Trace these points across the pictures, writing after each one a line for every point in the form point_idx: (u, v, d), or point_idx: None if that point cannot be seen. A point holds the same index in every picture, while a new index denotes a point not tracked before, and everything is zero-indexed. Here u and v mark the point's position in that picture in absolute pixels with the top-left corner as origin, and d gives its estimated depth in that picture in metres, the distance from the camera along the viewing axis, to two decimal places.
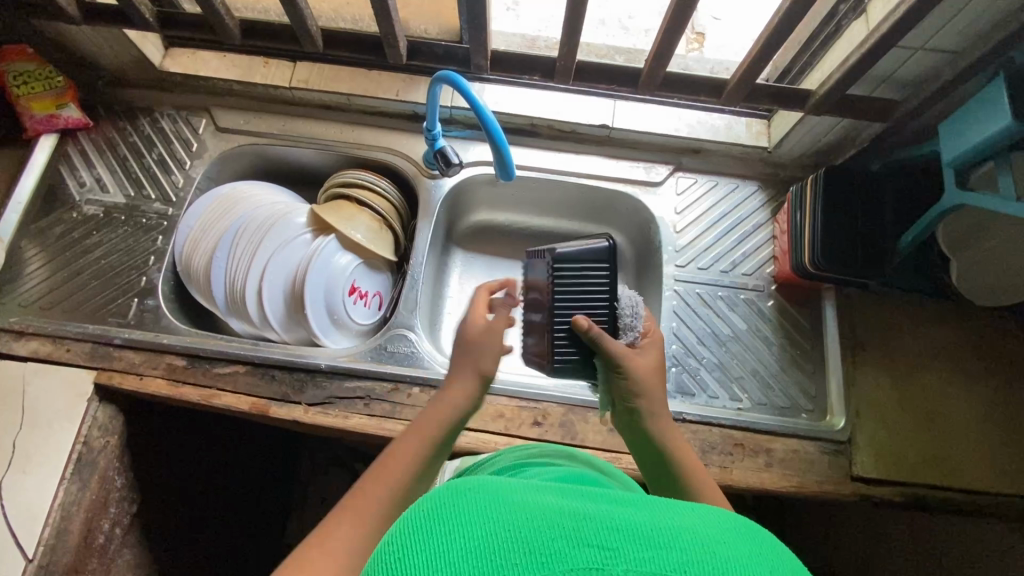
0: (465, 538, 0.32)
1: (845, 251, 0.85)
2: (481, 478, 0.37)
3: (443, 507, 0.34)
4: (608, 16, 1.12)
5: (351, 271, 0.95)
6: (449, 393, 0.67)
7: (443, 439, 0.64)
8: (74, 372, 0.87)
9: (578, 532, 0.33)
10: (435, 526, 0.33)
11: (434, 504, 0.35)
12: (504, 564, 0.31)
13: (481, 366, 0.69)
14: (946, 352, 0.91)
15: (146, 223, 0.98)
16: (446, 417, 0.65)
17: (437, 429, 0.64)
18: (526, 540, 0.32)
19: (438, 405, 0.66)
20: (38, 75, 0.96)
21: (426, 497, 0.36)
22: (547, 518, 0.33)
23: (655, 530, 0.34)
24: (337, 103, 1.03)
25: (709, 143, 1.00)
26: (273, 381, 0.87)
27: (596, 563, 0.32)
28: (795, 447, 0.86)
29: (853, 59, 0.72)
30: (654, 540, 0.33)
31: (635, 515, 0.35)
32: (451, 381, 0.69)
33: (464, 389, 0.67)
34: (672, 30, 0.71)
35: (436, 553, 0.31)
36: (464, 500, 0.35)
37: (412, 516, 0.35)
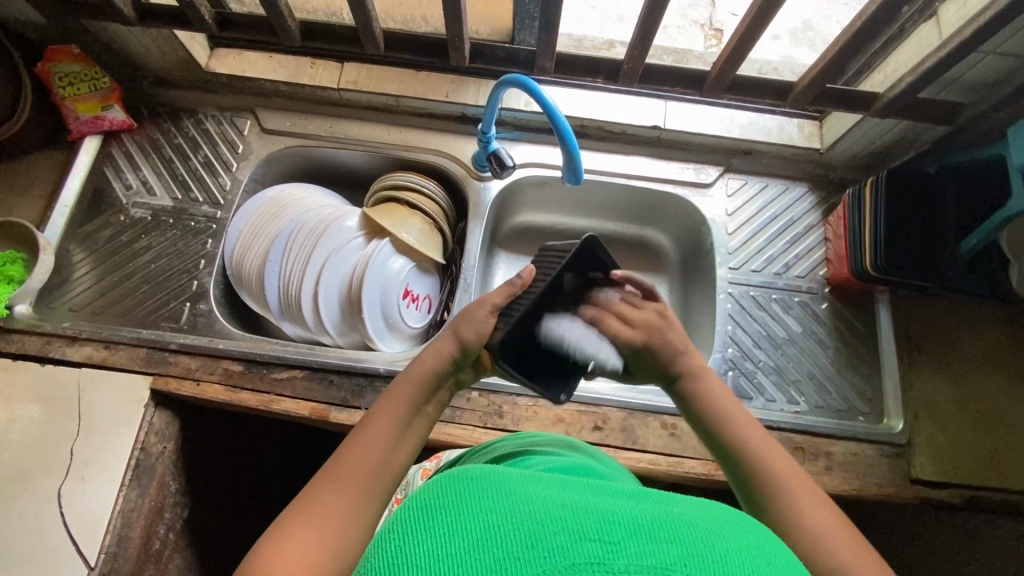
0: (465, 531, 0.33)
1: (905, 255, 0.85)
2: (484, 473, 0.38)
3: (448, 497, 0.36)
4: (624, 12, 1.13)
5: (404, 275, 0.95)
6: (423, 356, 0.59)
7: (424, 408, 0.58)
8: (129, 378, 0.86)
9: (579, 526, 0.33)
10: (439, 515, 0.35)
11: (438, 496, 0.36)
12: (504, 557, 0.32)
13: (463, 333, 0.59)
14: (1001, 354, 0.91)
15: (195, 226, 0.97)
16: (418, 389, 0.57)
17: (416, 395, 0.57)
18: (527, 531, 0.33)
19: (415, 368, 0.59)
20: (83, 76, 0.95)
21: (429, 491, 0.38)
22: (546, 512, 0.34)
23: (656, 524, 0.34)
24: (384, 105, 1.02)
25: (760, 144, 0.99)
26: (331, 386, 0.87)
27: (597, 558, 0.32)
28: (855, 451, 0.86)
29: (929, 64, 0.72)
30: (655, 534, 0.33)
31: (637, 509, 0.35)
32: (432, 343, 0.60)
33: (437, 351, 0.59)
34: (748, 35, 0.70)
35: (440, 541, 0.33)
36: (469, 492, 0.36)
37: (417, 506, 0.36)
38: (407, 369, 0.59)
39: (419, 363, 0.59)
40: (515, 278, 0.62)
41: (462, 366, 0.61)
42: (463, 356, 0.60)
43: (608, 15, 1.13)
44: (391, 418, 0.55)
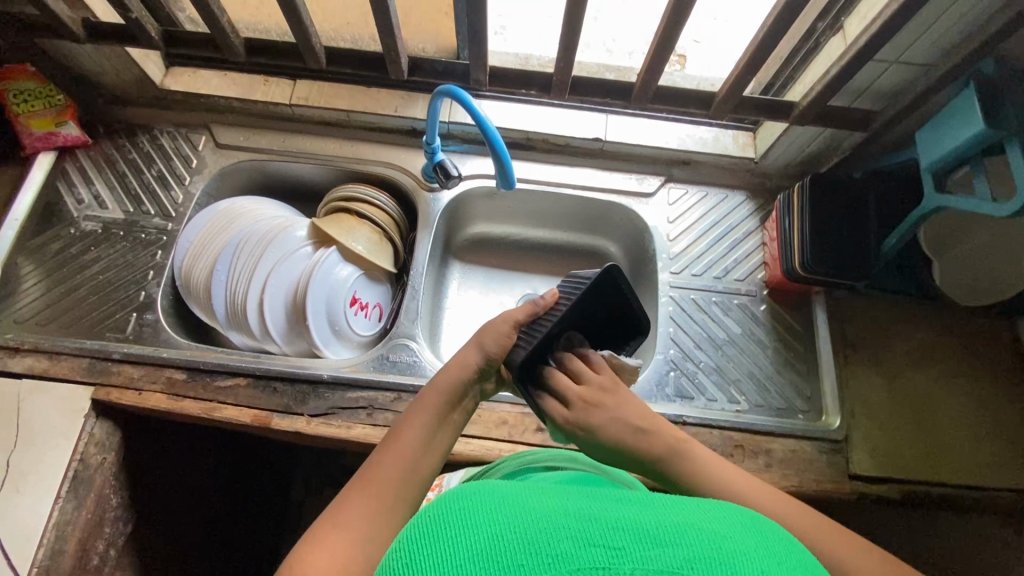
0: (471, 541, 0.34)
1: (832, 255, 0.88)
2: (488, 487, 0.39)
3: (451, 511, 0.37)
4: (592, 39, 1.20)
5: (351, 283, 0.96)
6: (448, 366, 0.61)
7: (452, 415, 0.58)
8: (70, 388, 0.86)
9: (583, 532, 0.34)
10: (445, 528, 0.36)
11: (443, 511, 0.37)
12: (511, 564, 0.32)
13: (487, 345, 0.62)
14: (933, 351, 0.94)
15: (145, 238, 0.99)
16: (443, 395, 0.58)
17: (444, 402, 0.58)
18: (532, 538, 0.34)
19: (442, 376, 0.60)
20: (39, 93, 0.97)
21: (434, 506, 0.39)
22: (550, 521, 0.35)
23: (659, 529, 0.35)
24: (335, 120, 1.05)
25: (698, 154, 1.03)
26: (274, 393, 0.87)
27: (602, 563, 0.33)
28: (794, 448, 0.88)
29: (833, 72, 0.76)
30: (657, 538, 0.34)
31: (639, 515, 0.37)
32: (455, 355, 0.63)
33: (463, 360, 0.61)
34: (663, 47, 0.75)
35: (446, 554, 0.34)
36: (471, 505, 0.37)
37: (421, 522, 0.37)
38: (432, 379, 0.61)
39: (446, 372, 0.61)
40: (538, 299, 0.69)
41: (485, 377, 0.63)
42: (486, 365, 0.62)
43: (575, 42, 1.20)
44: (422, 422, 0.56)
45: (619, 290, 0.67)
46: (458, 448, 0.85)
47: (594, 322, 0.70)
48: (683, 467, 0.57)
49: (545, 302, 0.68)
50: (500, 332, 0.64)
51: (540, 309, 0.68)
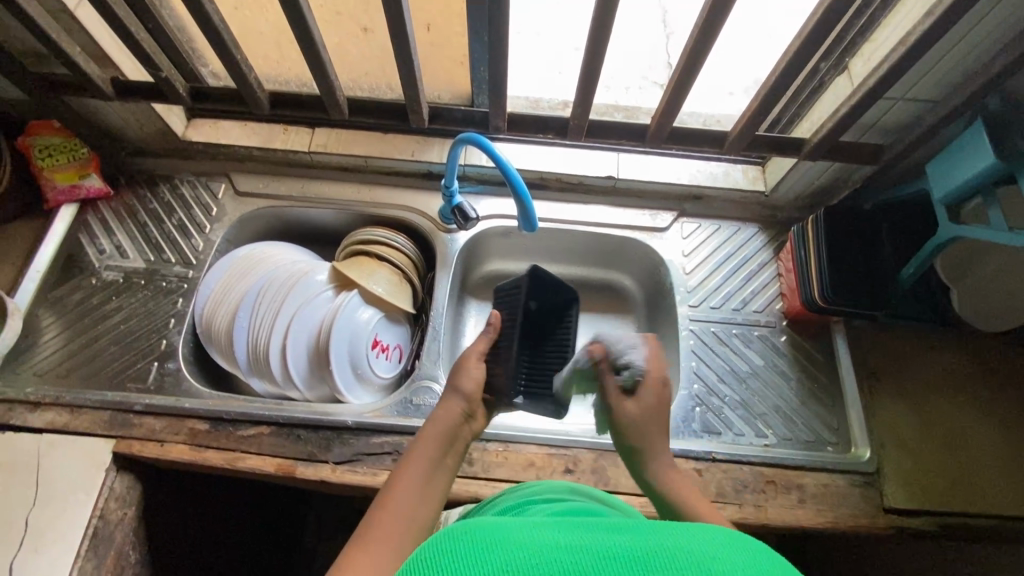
0: None
1: (851, 286, 0.89)
2: (478, 524, 0.39)
3: (441, 556, 0.36)
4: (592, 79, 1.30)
5: (372, 326, 0.96)
6: (435, 416, 0.64)
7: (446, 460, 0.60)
8: (91, 442, 0.84)
9: (576, 567, 0.34)
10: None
11: (433, 556, 0.36)
12: None
13: (463, 386, 0.67)
14: (956, 378, 0.94)
15: (166, 287, 0.99)
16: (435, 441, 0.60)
17: (436, 447, 0.60)
18: None
19: (431, 423, 0.63)
20: (63, 147, 0.99)
21: (424, 551, 0.38)
22: (543, 557, 0.35)
23: (655, 556, 0.35)
24: (353, 165, 1.07)
25: (709, 189, 1.05)
26: (298, 441, 0.86)
27: None
28: (826, 482, 0.87)
29: (844, 111, 0.78)
30: (652, 567, 0.34)
31: (632, 543, 0.36)
32: (440, 403, 0.66)
33: (448, 408, 0.65)
34: (677, 92, 0.77)
35: None
36: (463, 547, 0.36)
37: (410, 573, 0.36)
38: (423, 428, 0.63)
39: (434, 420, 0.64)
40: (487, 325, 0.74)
41: (472, 417, 0.66)
42: (470, 406, 0.66)
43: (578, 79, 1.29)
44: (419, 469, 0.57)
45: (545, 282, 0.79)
46: (486, 493, 0.83)
47: (534, 323, 0.81)
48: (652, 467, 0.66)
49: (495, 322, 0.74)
50: (474, 370, 0.69)
51: (493, 330, 0.74)
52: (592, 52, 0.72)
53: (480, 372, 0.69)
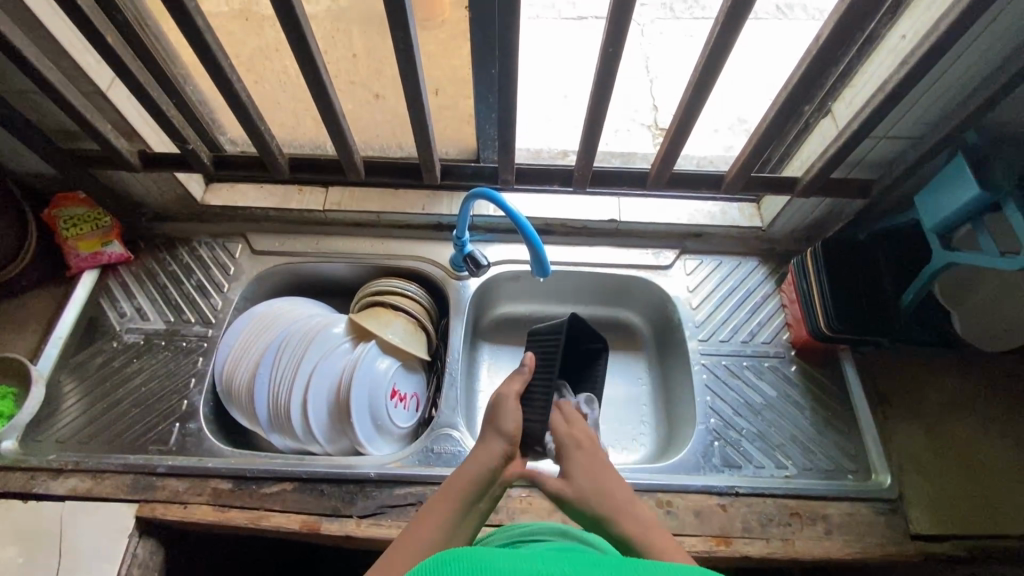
0: None
1: (855, 314, 0.92)
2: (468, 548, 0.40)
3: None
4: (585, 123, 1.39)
5: (390, 375, 0.98)
6: (474, 455, 0.67)
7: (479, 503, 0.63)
8: (114, 507, 0.84)
9: None
10: None
11: None
12: None
13: (503, 425, 0.70)
14: (965, 399, 0.96)
15: (186, 346, 1.01)
16: (473, 480, 0.63)
17: (473, 490, 0.62)
18: None
19: (470, 463, 0.66)
20: (87, 218, 1.04)
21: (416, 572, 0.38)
22: None
23: None
24: (366, 221, 1.11)
25: (708, 227, 1.10)
26: (322, 495, 0.86)
27: None
28: (851, 511, 0.88)
29: (832, 151, 0.83)
30: None
31: None
32: (482, 445, 0.69)
33: (490, 448, 0.68)
34: (674, 141, 0.82)
35: None
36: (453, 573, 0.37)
37: None
38: (462, 465, 0.66)
39: (475, 459, 0.66)
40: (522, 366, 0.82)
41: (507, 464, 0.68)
42: (511, 450, 0.69)
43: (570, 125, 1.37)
44: (451, 507, 0.60)
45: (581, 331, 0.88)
46: None
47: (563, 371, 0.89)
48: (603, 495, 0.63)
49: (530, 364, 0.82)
50: (514, 413, 0.72)
51: (528, 372, 0.82)
52: (595, 110, 0.77)
53: (520, 413, 0.73)
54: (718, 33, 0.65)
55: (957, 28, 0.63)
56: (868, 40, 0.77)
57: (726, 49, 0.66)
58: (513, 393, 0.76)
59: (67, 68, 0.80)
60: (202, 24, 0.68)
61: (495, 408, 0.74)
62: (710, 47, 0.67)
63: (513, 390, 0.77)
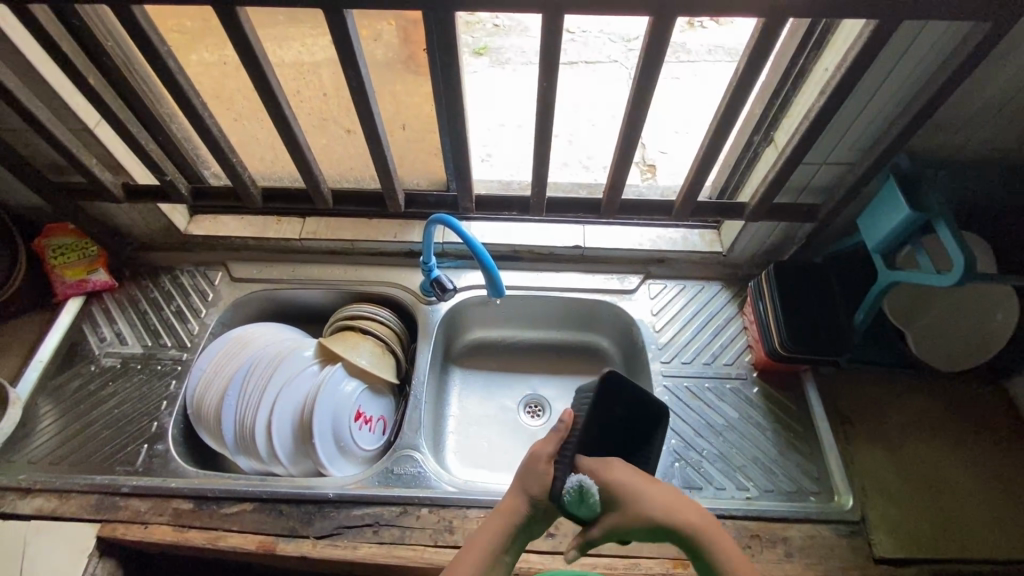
0: None
1: (808, 334, 0.94)
2: None
3: None
4: (569, 159, 1.48)
5: (356, 398, 1.00)
6: (501, 507, 0.66)
7: (502, 556, 0.65)
8: (76, 527, 0.87)
9: None
10: None
11: None
12: None
13: (533, 488, 0.65)
14: (928, 420, 0.97)
15: (160, 369, 1.04)
16: (498, 536, 0.64)
17: (497, 545, 0.64)
18: None
19: (498, 516, 0.65)
20: (74, 247, 1.10)
21: None
22: None
23: None
24: (341, 249, 1.16)
25: (671, 253, 1.13)
26: (280, 516, 0.87)
27: None
28: (811, 533, 0.87)
29: (771, 177, 0.87)
30: None
31: None
32: (508, 492, 0.67)
33: (516, 504, 0.65)
34: (620, 169, 0.86)
35: None
36: None
37: None
38: (492, 513, 0.66)
39: (502, 512, 0.66)
40: (559, 423, 0.66)
41: (537, 516, 0.66)
42: (537, 508, 0.65)
43: (556, 163, 1.48)
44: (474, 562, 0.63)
45: (628, 390, 0.69)
46: None
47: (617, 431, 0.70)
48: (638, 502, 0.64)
49: (565, 421, 0.66)
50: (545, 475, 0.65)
51: (565, 430, 0.66)
52: (542, 141, 0.82)
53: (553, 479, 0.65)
54: (642, 68, 0.70)
55: (862, 59, 0.67)
56: (796, 74, 0.82)
57: (652, 81, 0.71)
58: (546, 458, 0.65)
59: (56, 107, 0.87)
60: (174, 66, 0.75)
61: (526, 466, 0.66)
62: (638, 81, 0.72)
63: (543, 452, 0.66)
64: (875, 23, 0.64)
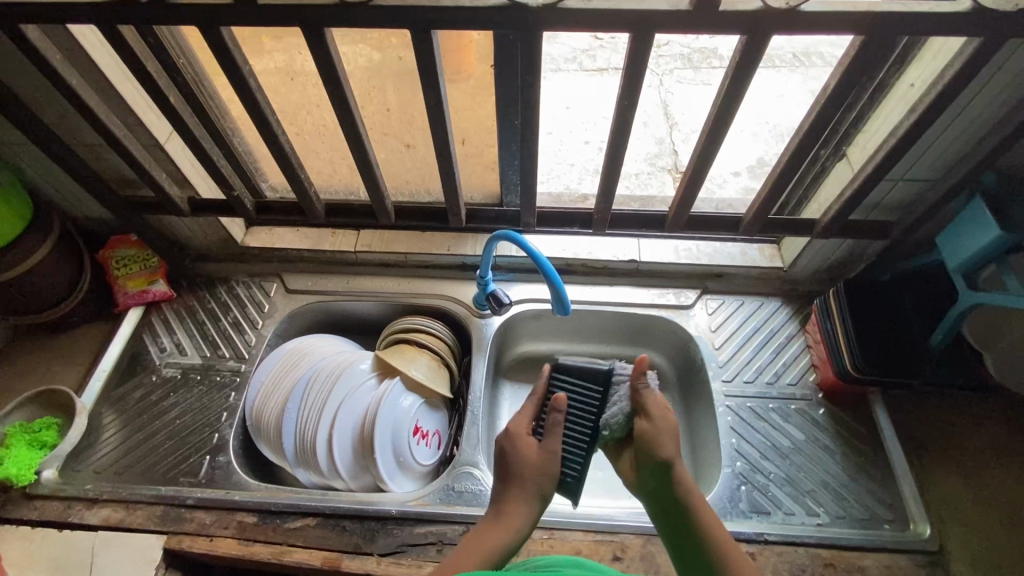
0: None
1: (881, 356, 0.91)
2: None
3: None
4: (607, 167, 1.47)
5: (414, 412, 0.99)
6: (509, 510, 0.66)
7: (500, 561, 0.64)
8: (143, 539, 0.87)
9: None
10: None
11: None
12: None
13: (543, 488, 0.68)
14: (1006, 446, 0.95)
15: (220, 380, 1.05)
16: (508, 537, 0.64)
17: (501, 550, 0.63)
18: None
19: (504, 520, 0.65)
20: (137, 257, 1.12)
21: None
22: None
23: None
24: (394, 261, 1.16)
25: (729, 267, 1.10)
26: (343, 532, 0.87)
27: None
28: (888, 563, 0.84)
29: (847, 194, 0.84)
30: None
31: None
32: (513, 495, 0.67)
33: (525, 508, 0.66)
34: (690, 184, 0.85)
35: None
36: None
37: None
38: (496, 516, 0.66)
39: (507, 518, 0.65)
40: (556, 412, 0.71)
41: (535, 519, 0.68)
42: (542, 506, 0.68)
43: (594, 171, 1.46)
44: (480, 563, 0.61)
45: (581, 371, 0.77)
46: None
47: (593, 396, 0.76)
48: (661, 448, 0.67)
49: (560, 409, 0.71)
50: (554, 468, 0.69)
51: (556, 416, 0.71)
52: (612, 157, 0.81)
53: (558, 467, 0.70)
54: (729, 84, 0.68)
55: (961, 77, 0.65)
56: (876, 89, 0.80)
57: (736, 100, 0.70)
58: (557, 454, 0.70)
59: (131, 124, 0.88)
60: (254, 85, 0.75)
61: (535, 460, 0.69)
62: (721, 99, 0.71)
63: (552, 447, 0.70)
64: (978, 41, 0.61)
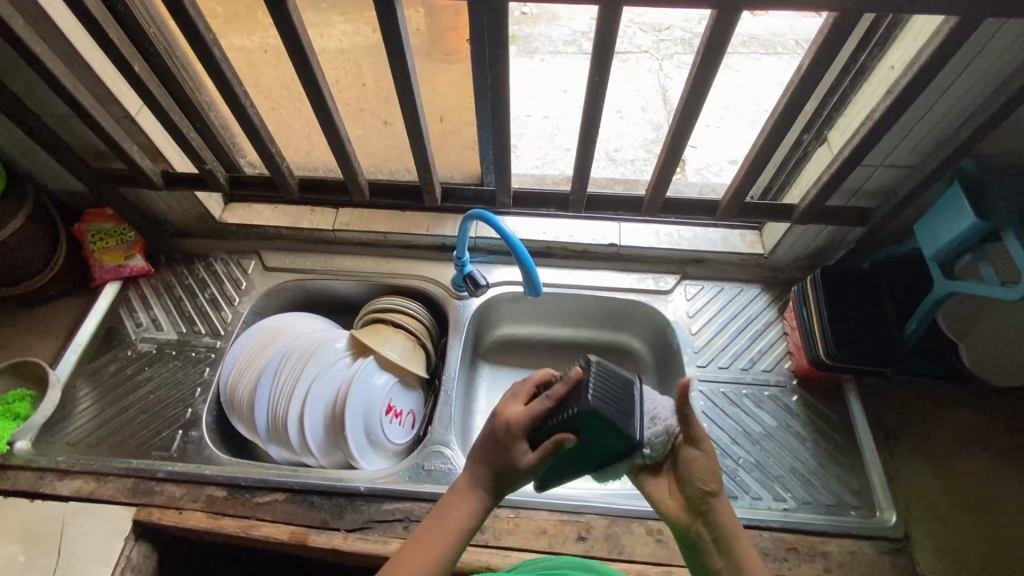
0: None
1: (854, 343, 0.90)
2: None
3: None
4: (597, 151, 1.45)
5: (387, 392, 0.99)
6: (463, 482, 0.65)
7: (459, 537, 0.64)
8: (114, 511, 0.88)
9: None
10: None
11: None
12: None
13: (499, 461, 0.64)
14: (977, 436, 0.95)
15: (195, 356, 1.05)
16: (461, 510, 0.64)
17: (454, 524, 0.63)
18: None
19: (458, 495, 0.65)
20: (114, 232, 1.11)
21: None
22: None
23: None
24: (373, 241, 1.15)
25: (709, 253, 1.09)
26: (312, 507, 0.87)
27: None
28: (851, 548, 0.84)
29: (824, 179, 0.83)
30: None
31: None
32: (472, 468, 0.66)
33: (478, 480, 0.65)
34: (665, 167, 0.83)
35: None
36: None
37: None
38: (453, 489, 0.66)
39: (463, 492, 0.65)
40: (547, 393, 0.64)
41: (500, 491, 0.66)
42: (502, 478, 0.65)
43: None
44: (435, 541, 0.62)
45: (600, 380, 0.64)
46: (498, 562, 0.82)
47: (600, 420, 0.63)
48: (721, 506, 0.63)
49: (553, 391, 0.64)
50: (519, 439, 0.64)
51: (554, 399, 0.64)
52: (586, 137, 0.80)
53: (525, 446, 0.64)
54: (700, 62, 0.67)
55: (936, 59, 0.64)
56: (857, 71, 0.78)
57: (708, 79, 0.69)
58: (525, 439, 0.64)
59: (100, 95, 0.87)
60: (220, 56, 0.74)
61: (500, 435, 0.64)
62: (693, 78, 0.69)
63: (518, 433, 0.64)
64: (954, 20, 0.60)
